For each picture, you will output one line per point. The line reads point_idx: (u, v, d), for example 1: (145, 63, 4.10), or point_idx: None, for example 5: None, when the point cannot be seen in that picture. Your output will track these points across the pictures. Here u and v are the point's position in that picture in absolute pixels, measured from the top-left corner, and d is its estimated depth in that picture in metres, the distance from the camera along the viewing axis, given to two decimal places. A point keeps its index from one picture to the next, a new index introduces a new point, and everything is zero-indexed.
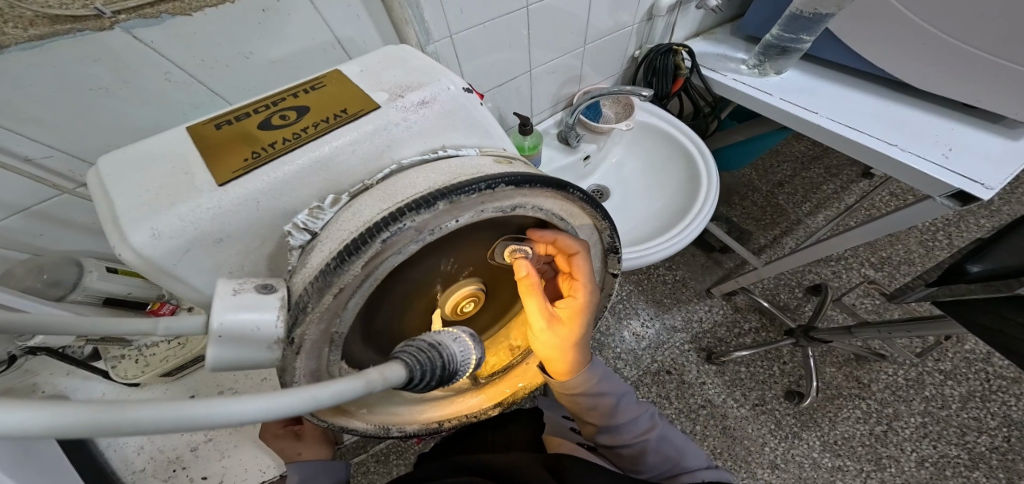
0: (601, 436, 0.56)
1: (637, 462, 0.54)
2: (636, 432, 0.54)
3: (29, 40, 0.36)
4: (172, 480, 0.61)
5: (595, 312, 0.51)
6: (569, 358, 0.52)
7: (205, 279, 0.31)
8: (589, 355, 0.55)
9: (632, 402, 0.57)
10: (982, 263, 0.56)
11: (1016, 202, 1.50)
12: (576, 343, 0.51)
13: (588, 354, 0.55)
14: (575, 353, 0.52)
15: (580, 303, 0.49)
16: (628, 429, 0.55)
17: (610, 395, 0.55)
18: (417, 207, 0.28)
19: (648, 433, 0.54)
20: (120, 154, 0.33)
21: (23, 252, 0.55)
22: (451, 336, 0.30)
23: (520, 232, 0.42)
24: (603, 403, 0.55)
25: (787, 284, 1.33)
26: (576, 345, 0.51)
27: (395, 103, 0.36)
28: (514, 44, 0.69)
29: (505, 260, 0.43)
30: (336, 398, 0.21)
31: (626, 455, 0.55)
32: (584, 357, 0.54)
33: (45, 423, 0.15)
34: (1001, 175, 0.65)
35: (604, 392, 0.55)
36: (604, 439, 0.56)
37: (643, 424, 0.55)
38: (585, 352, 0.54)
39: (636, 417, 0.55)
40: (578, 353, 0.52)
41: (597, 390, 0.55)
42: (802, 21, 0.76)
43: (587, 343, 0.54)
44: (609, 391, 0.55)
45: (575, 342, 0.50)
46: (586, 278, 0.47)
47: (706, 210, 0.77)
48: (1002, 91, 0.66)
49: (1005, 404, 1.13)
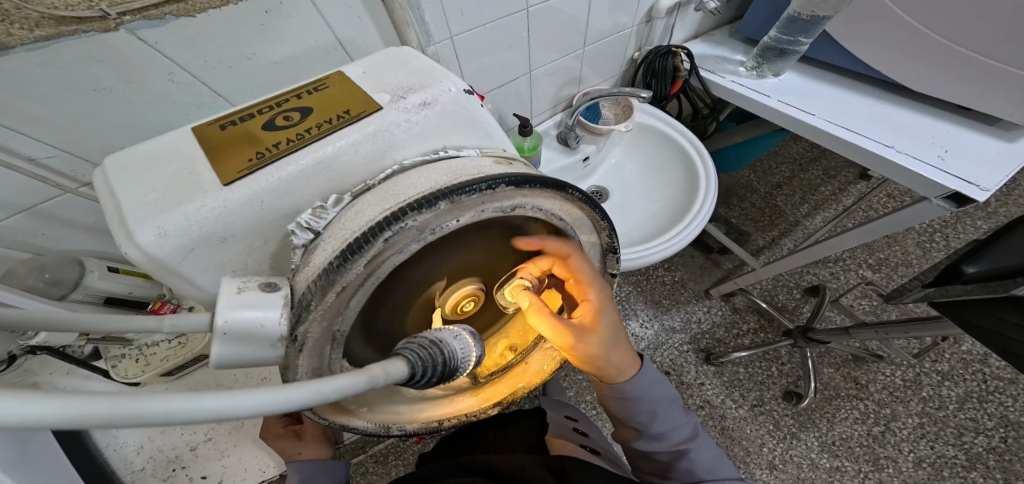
0: (639, 441, 0.53)
1: (667, 469, 0.51)
2: (675, 440, 0.51)
3: (35, 41, 0.36)
4: (172, 479, 0.61)
5: (611, 310, 0.48)
6: (604, 360, 0.49)
7: (211, 278, 0.31)
8: (629, 353, 0.52)
9: (678, 412, 0.53)
10: (977, 264, 0.58)
11: (1012, 203, 1.51)
12: (603, 342, 0.49)
13: (633, 350, 0.52)
14: (610, 355, 0.49)
15: (593, 305, 0.47)
16: (668, 437, 0.51)
17: (656, 401, 0.52)
18: (419, 207, 0.28)
19: (688, 443, 0.51)
20: (126, 154, 0.33)
21: (25, 251, 0.55)
22: (452, 334, 0.30)
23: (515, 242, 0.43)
24: (649, 410, 0.51)
25: (785, 285, 1.34)
26: (603, 346, 0.49)
27: (397, 104, 0.36)
28: (515, 45, 0.69)
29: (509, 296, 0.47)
30: (340, 392, 0.21)
31: (658, 461, 0.52)
32: (624, 358, 0.51)
33: (54, 416, 0.16)
34: (995, 176, 0.66)
35: (650, 399, 0.52)
36: (641, 445, 0.53)
37: (683, 433, 0.52)
38: (621, 350, 0.51)
39: (677, 425, 0.52)
40: (611, 352, 0.49)
41: (642, 396, 0.51)
42: (800, 23, 0.77)
43: (621, 337, 0.51)
44: (656, 397, 0.52)
45: (602, 345, 0.49)
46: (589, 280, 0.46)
47: (705, 210, 0.78)
48: (997, 92, 0.66)
49: (1002, 404, 1.14)
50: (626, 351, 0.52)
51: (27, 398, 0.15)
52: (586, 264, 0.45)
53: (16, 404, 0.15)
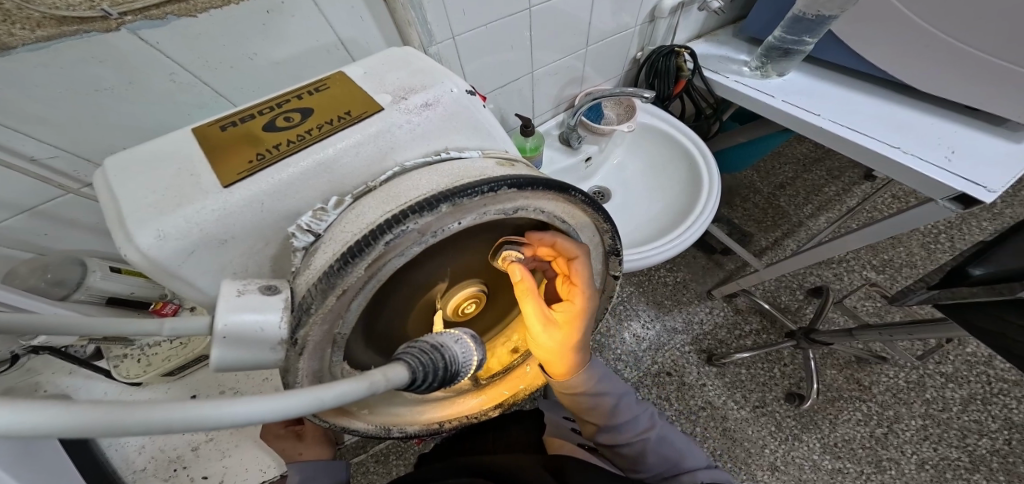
0: (601, 435, 0.56)
1: (637, 462, 0.53)
2: (638, 430, 0.54)
3: (37, 41, 0.36)
4: (173, 480, 0.61)
5: (590, 316, 0.50)
6: (568, 359, 0.53)
7: (211, 280, 0.31)
8: (589, 354, 0.56)
9: (633, 402, 0.56)
10: (984, 267, 0.57)
11: (1018, 205, 1.50)
12: (572, 347, 0.51)
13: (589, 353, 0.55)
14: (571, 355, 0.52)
15: (577, 308, 0.49)
16: (628, 428, 0.54)
17: (609, 394, 0.56)
18: (420, 209, 0.28)
19: (648, 433, 0.54)
20: (126, 155, 0.33)
21: (28, 251, 0.55)
22: (453, 337, 0.30)
23: (520, 234, 0.41)
24: (605, 403, 0.55)
25: (788, 286, 1.33)
26: (573, 348, 0.51)
27: (398, 105, 0.36)
28: (517, 45, 0.69)
29: (500, 266, 0.42)
30: (339, 398, 0.21)
31: (626, 455, 0.54)
32: (581, 359, 0.54)
33: (51, 423, 0.15)
34: (1003, 177, 0.65)
35: (604, 392, 0.55)
36: (604, 439, 0.55)
37: (642, 423, 0.55)
38: (584, 352, 0.54)
39: (635, 415, 0.55)
40: (577, 354, 0.52)
41: (596, 390, 0.55)
42: (804, 23, 0.77)
43: (587, 344, 0.54)
44: (610, 390, 0.56)
45: (570, 345, 0.51)
46: (585, 284, 0.46)
47: (707, 211, 0.78)
48: (1004, 92, 0.66)
49: (1006, 407, 1.13)
50: (584, 352, 0.55)
51: (23, 405, 0.15)
52: (588, 269, 0.45)
53: (18, 412, 0.15)
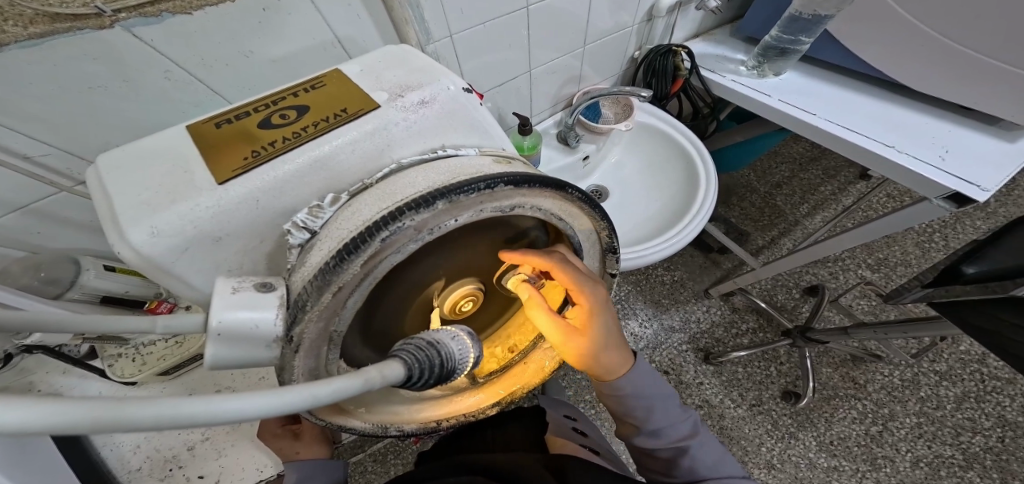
0: (638, 438, 0.53)
1: (671, 466, 0.52)
2: (676, 437, 0.52)
3: (29, 38, 0.35)
4: (169, 479, 0.61)
5: (608, 315, 0.47)
6: (605, 360, 0.50)
7: (205, 278, 0.31)
8: (626, 351, 0.52)
9: (676, 408, 0.53)
10: (978, 265, 0.58)
11: (1012, 204, 1.51)
12: (597, 347, 0.48)
13: (627, 349, 0.52)
14: (607, 356, 0.50)
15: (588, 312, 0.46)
16: (667, 434, 0.52)
17: (653, 398, 0.52)
18: (417, 207, 0.28)
19: (687, 440, 0.52)
20: (121, 151, 0.33)
21: (21, 250, 0.54)
22: (450, 335, 0.30)
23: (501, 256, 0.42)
24: (646, 408, 0.52)
25: (784, 285, 1.34)
26: (599, 348, 0.49)
27: (395, 103, 0.36)
28: (515, 44, 0.69)
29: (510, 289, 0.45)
30: (335, 394, 0.21)
31: (660, 458, 0.53)
32: (620, 356, 0.51)
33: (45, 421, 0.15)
34: (997, 177, 0.66)
35: (645, 394, 0.52)
36: (640, 442, 0.53)
37: (683, 430, 0.52)
38: (617, 349, 0.51)
39: (676, 422, 0.52)
40: (610, 354, 0.50)
41: (640, 394, 0.52)
42: (801, 22, 0.77)
43: (619, 338, 0.51)
44: (653, 395, 0.52)
45: (598, 348, 0.48)
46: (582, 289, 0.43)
47: (705, 209, 0.78)
48: (1000, 92, 0.66)
49: (1000, 404, 1.14)
50: (623, 350, 0.52)
51: (8, 402, 0.15)
52: (577, 273, 0.43)
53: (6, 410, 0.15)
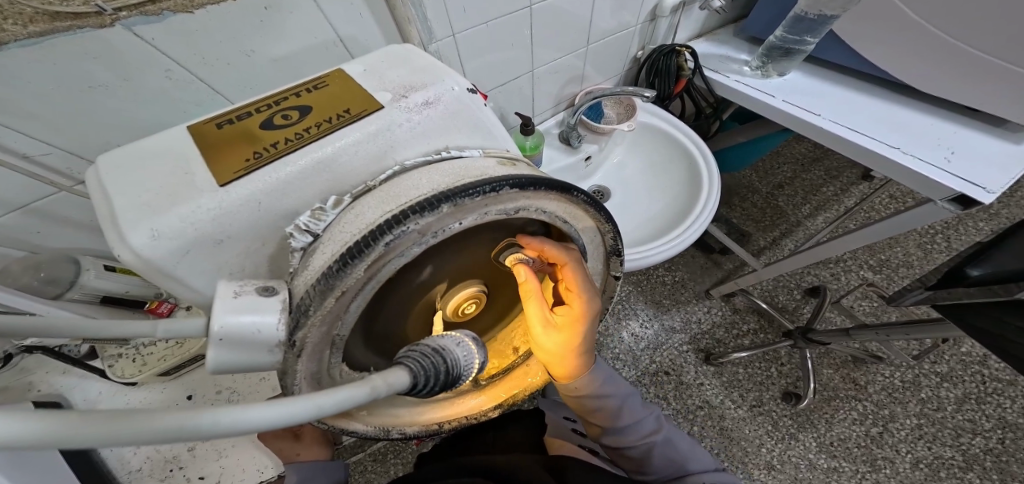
0: (607, 438, 0.55)
1: (643, 464, 0.54)
2: (644, 434, 0.54)
3: (29, 36, 0.35)
4: (169, 480, 0.60)
5: (593, 325, 0.49)
6: (569, 362, 0.52)
7: (206, 281, 0.31)
8: (592, 357, 0.55)
9: (639, 405, 0.56)
10: (981, 267, 0.57)
11: (1015, 205, 1.50)
12: (577, 352, 0.51)
13: (592, 357, 0.54)
14: (573, 359, 0.52)
15: (581, 315, 0.48)
16: (633, 431, 0.54)
17: (615, 396, 0.55)
18: (421, 210, 0.27)
19: (655, 436, 0.54)
20: (121, 151, 0.32)
21: (21, 249, 0.54)
22: (455, 340, 0.29)
23: (517, 239, 0.41)
24: (610, 406, 0.54)
25: (786, 285, 1.34)
26: (571, 349, 0.50)
27: (399, 104, 0.35)
28: (517, 44, 0.68)
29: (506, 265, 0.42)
30: (343, 403, 0.21)
31: (632, 457, 0.54)
32: (585, 363, 0.53)
33: (49, 435, 0.15)
34: (1001, 179, 0.65)
35: (608, 393, 0.55)
36: (610, 441, 0.55)
37: (648, 425, 0.55)
38: (587, 353, 0.53)
39: (642, 418, 0.55)
40: (577, 359, 0.52)
41: (602, 393, 0.54)
42: (806, 22, 0.76)
43: (591, 345, 0.54)
44: (615, 393, 0.55)
45: (572, 349, 0.50)
46: (584, 292, 0.45)
47: (707, 211, 0.78)
48: (1006, 93, 0.65)
49: (1000, 406, 1.14)
50: (588, 356, 0.54)
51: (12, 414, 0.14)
52: (585, 277, 0.44)
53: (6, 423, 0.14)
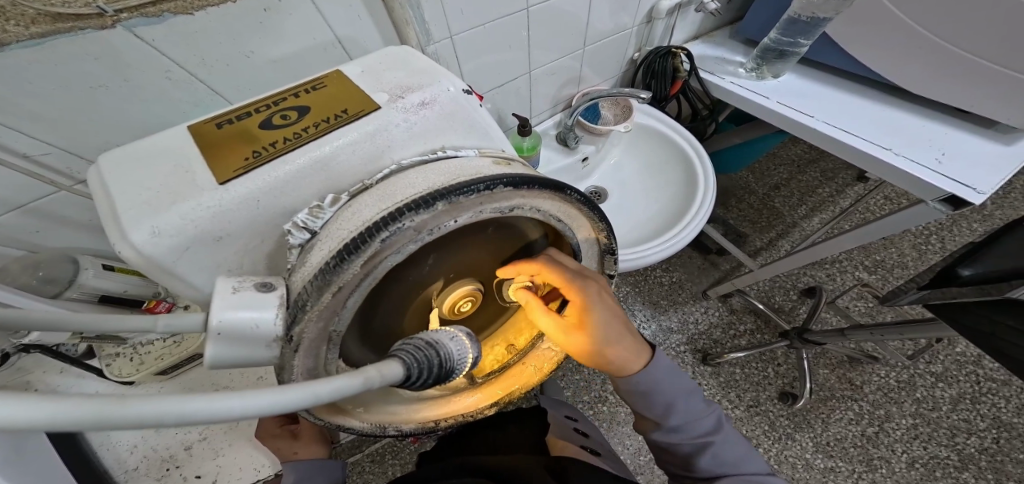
0: (659, 434, 0.51)
1: (689, 463, 0.50)
2: (698, 433, 0.50)
3: (30, 37, 0.35)
4: (166, 479, 0.61)
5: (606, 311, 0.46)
6: (609, 357, 0.49)
7: (205, 278, 0.31)
8: (638, 347, 0.50)
9: (700, 404, 0.51)
10: (973, 268, 0.59)
11: (1008, 206, 1.52)
12: (603, 341, 0.48)
13: (641, 345, 0.50)
14: (611, 353, 0.49)
15: (585, 308, 0.46)
16: (687, 430, 0.50)
17: (675, 393, 0.50)
18: (416, 207, 0.28)
19: (711, 436, 0.49)
20: (122, 151, 0.33)
21: (20, 248, 0.54)
22: (449, 335, 0.30)
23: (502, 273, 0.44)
24: (669, 402, 0.50)
25: (782, 286, 1.35)
26: (601, 345, 0.48)
27: (396, 104, 0.36)
28: (515, 45, 0.69)
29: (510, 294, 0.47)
30: (337, 393, 0.21)
31: (679, 453, 0.51)
32: (631, 355, 0.50)
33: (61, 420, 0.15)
34: (992, 180, 0.66)
35: (669, 389, 0.50)
36: (662, 438, 0.51)
37: (705, 425, 0.50)
38: (626, 344, 0.49)
39: (699, 417, 0.50)
40: (615, 352, 0.49)
41: (662, 389, 0.50)
42: (799, 24, 0.77)
43: (626, 330, 0.49)
44: (675, 388, 0.50)
45: (600, 344, 0.48)
46: (573, 287, 0.44)
47: (703, 213, 0.78)
48: (996, 93, 0.66)
49: (995, 405, 1.15)
50: (633, 346, 0.50)
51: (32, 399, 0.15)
52: (567, 272, 0.43)
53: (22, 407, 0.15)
